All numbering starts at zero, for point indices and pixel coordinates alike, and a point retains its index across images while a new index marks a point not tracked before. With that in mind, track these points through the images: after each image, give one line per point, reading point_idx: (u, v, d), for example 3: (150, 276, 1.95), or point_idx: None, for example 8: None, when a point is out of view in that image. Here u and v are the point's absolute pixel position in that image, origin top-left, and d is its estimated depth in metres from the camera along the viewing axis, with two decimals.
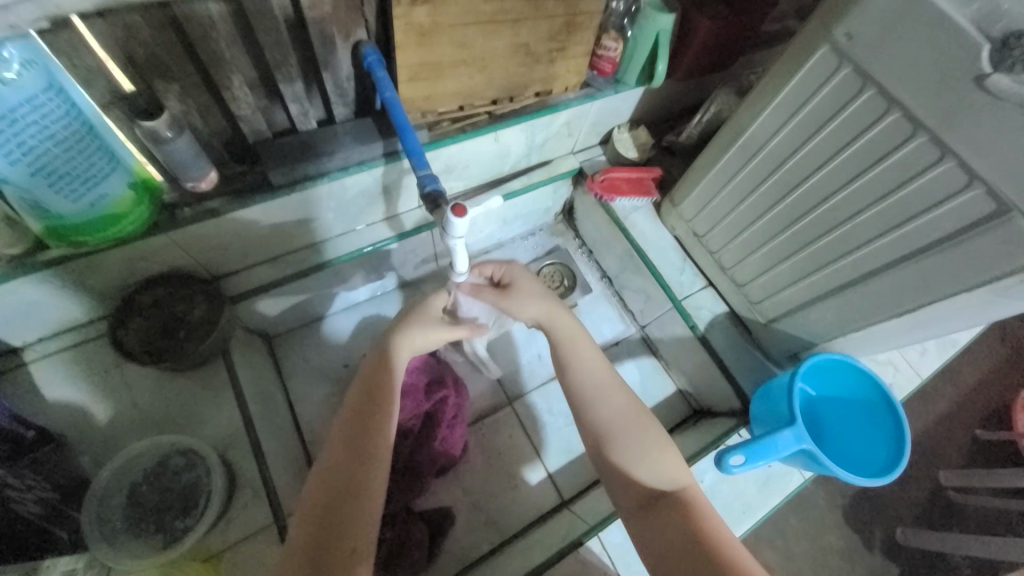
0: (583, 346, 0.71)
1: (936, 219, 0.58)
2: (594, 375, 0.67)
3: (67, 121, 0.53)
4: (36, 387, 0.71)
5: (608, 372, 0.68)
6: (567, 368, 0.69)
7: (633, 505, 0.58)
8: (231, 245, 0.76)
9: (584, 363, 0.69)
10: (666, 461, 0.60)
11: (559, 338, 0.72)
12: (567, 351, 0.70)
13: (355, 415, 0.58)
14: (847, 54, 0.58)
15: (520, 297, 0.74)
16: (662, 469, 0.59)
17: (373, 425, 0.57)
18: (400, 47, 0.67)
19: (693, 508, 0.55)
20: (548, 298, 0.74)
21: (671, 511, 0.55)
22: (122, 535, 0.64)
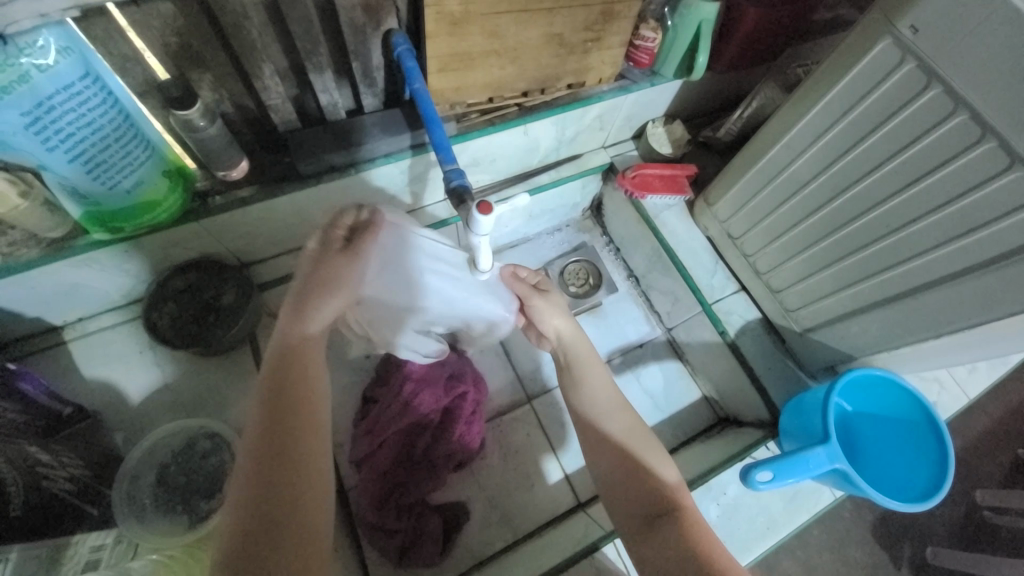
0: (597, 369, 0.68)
1: (999, 232, 0.53)
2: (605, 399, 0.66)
3: (104, 109, 0.54)
4: (75, 365, 0.75)
5: (619, 391, 0.67)
6: (575, 385, 0.68)
7: (632, 519, 0.58)
8: (260, 234, 0.77)
9: (594, 381, 0.68)
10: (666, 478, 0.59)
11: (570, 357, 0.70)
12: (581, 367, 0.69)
13: (273, 407, 0.49)
14: (911, 48, 0.53)
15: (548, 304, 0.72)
16: (662, 486, 0.58)
17: (295, 434, 0.48)
18: (431, 36, 0.65)
19: (691, 527, 0.54)
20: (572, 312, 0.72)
21: (668, 529, 0.54)
22: (150, 513, 0.66)
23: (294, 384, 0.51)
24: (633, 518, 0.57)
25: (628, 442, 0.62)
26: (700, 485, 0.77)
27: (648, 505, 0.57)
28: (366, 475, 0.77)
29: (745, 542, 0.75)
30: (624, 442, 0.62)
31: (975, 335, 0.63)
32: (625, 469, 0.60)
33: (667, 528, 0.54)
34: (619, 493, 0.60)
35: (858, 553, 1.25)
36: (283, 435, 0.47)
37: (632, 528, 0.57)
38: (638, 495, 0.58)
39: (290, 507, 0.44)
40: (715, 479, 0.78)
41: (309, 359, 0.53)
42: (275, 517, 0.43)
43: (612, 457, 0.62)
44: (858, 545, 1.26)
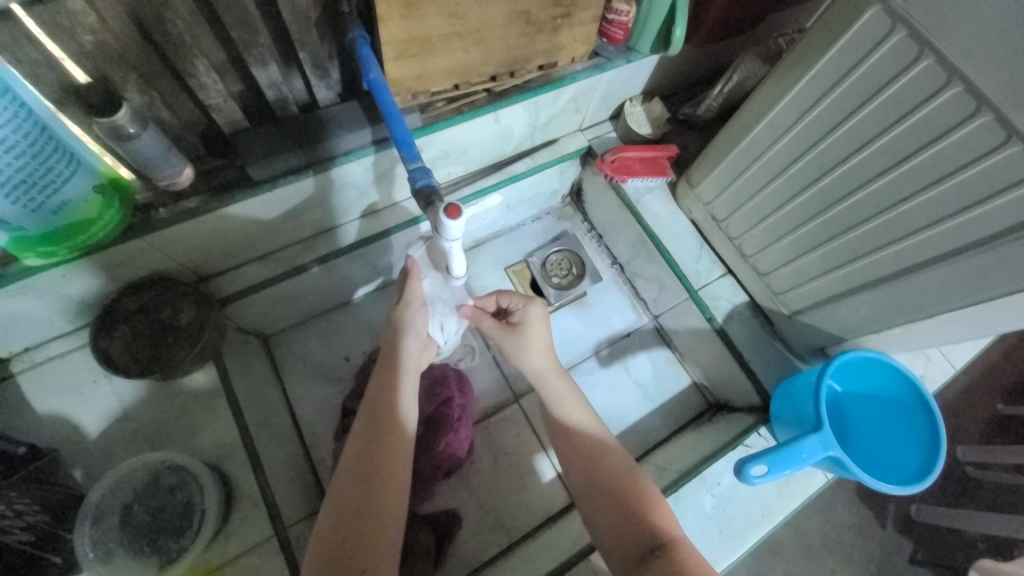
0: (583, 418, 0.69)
1: (994, 210, 0.51)
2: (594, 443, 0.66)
3: (17, 124, 0.47)
4: (26, 400, 0.69)
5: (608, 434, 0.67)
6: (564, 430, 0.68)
7: (625, 564, 0.55)
8: (214, 246, 0.70)
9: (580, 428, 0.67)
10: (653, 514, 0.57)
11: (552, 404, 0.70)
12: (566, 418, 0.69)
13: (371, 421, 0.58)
14: (901, 15, 0.49)
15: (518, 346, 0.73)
16: (652, 523, 0.56)
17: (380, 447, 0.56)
18: (383, 20, 0.59)
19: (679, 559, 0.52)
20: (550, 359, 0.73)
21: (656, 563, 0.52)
22: (119, 553, 0.62)
23: (383, 422, 0.58)
24: (626, 561, 0.55)
25: (619, 481, 0.61)
26: (694, 477, 0.76)
27: (641, 543, 0.55)
28: None
29: (741, 530, 0.74)
30: (611, 483, 0.61)
31: (969, 315, 0.61)
32: (612, 507, 0.59)
33: (656, 562, 0.52)
34: (612, 537, 0.58)
35: (846, 516, 1.27)
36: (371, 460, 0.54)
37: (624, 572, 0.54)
38: (629, 536, 0.56)
39: (371, 532, 0.50)
40: (709, 469, 0.76)
41: (396, 399, 0.61)
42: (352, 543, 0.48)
43: (602, 502, 0.60)
44: (847, 508, 1.28)
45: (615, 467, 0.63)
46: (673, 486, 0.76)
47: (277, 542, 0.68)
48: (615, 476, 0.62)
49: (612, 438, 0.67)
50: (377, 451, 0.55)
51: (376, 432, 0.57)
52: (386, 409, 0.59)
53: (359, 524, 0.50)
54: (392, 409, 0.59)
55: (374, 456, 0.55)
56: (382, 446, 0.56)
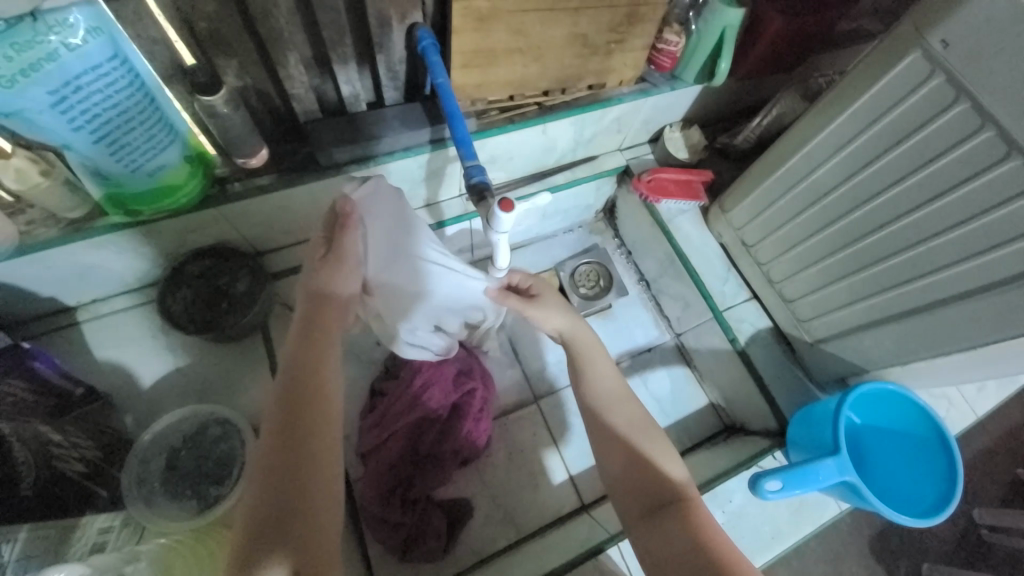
0: (603, 366, 0.69)
1: (1023, 250, 0.53)
2: (611, 394, 0.66)
3: (130, 92, 0.54)
4: (88, 346, 0.75)
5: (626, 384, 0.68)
6: (579, 381, 0.68)
7: (635, 514, 0.58)
8: (277, 222, 0.76)
9: (599, 376, 0.67)
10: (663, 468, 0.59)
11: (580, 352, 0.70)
12: (585, 370, 0.69)
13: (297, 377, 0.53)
14: (940, 61, 0.53)
15: (546, 307, 0.72)
16: (662, 480, 0.58)
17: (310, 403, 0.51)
18: (457, 32, 0.65)
19: (693, 520, 0.55)
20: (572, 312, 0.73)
21: (671, 520, 0.55)
22: (158, 497, 0.66)
23: (309, 372, 0.53)
24: (636, 510, 0.58)
25: (631, 433, 0.62)
26: (707, 492, 0.76)
27: (651, 495, 0.58)
28: (373, 468, 0.77)
29: (751, 550, 0.75)
30: (624, 435, 0.62)
31: (993, 354, 0.62)
32: (622, 459, 0.60)
33: (669, 520, 0.55)
34: (625, 485, 0.60)
35: (855, 565, 1.24)
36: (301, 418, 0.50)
37: (634, 521, 0.58)
38: (641, 488, 0.58)
39: (307, 483, 0.46)
40: (721, 486, 0.77)
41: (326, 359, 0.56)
42: (286, 497, 0.45)
43: (615, 453, 0.61)
44: (856, 557, 1.25)
45: (630, 420, 0.63)
46: None
47: None
48: (627, 428, 0.62)
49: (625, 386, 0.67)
50: (309, 399, 0.51)
51: (301, 382, 0.52)
52: (311, 359, 0.55)
53: (293, 479, 0.46)
54: (321, 360, 0.55)
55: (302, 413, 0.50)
56: (308, 406, 0.51)
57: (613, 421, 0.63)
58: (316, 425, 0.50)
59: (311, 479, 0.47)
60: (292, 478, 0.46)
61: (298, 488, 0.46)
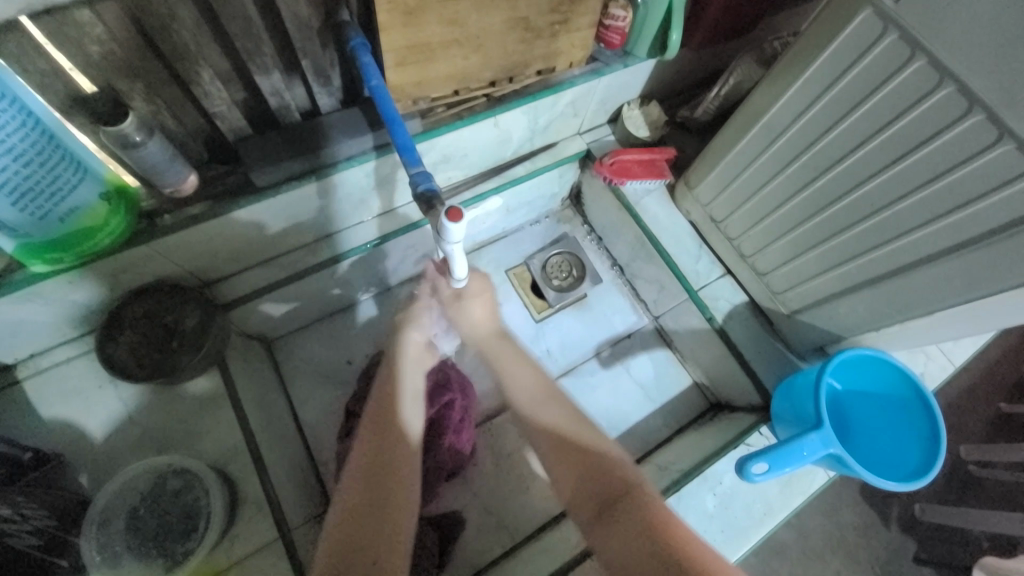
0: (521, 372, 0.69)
1: (989, 207, 0.52)
2: (533, 394, 0.66)
3: (24, 132, 0.48)
4: (32, 406, 0.69)
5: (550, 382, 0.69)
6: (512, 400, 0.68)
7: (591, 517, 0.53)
8: (218, 252, 0.71)
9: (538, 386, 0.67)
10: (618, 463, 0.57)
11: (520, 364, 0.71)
12: (510, 380, 0.69)
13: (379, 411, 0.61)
14: (893, 18, 0.50)
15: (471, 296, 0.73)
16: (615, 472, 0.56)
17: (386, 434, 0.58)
18: (385, 28, 0.60)
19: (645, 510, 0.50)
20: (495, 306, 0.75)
21: (626, 513, 0.51)
22: (126, 557, 0.62)
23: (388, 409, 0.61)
24: (592, 512, 0.54)
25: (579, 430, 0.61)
26: (696, 477, 0.76)
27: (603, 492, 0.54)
28: None
29: (745, 528, 0.74)
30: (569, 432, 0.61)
31: (966, 312, 0.61)
32: (570, 459, 0.58)
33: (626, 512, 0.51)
34: (580, 487, 0.56)
35: (850, 516, 1.27)
36: (384, 450, 0.56)
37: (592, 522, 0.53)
38: (593, 487, 0.55)
39: (384, 532, 0.49)
40: (710, 470, 0.77)
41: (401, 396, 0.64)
42: (361, 540, 0.47)
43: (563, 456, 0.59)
44: (850, 508, 1.28)
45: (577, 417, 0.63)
46: (675, 485, 0.76)
47: (282, 545, 0.68)
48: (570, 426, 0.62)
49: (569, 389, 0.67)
50: (388, 449, 0.56)
51: (381, 420, 0.60)
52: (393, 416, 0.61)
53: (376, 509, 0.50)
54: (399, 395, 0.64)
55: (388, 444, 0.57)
56: (390, 436, 0.58)
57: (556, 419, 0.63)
58: (398, 470, 0.55)
59: (386, 507, 0.51)
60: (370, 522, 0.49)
61: (378, 532, 0.48)
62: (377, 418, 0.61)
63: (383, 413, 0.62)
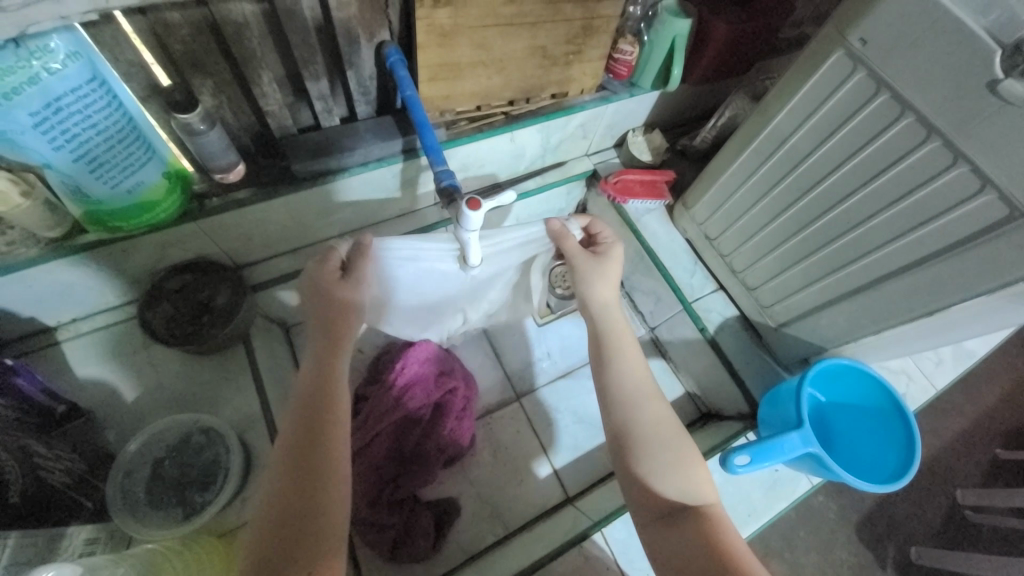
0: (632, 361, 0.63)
1: (950, 224, 0.58)
2: (638, 389, 0.61)
3: (108, 112, 0.56)
4: (68, 364, 0.75)
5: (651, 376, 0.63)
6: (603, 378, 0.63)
7: (647, 521, 0.55)
8: (255, 236, 0.79)
9: (623, 375, 0.62)
10: (682, 472, 0.56)
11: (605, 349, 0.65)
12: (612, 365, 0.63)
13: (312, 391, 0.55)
14: (861, 58, 0.58)
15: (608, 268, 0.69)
16: (677, 480, 0.55)
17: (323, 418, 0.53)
18: (422, 47, 0.69)
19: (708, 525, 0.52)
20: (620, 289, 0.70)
21: (687, 525, 0.52)
22: (143, 507, 0.67)
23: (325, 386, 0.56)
24: (648, 513, 0.55)
25: (657, 433, 0.58)
26: None
27: (666, 501, 0.54)
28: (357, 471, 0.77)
29: None
30: (643, 442, 0.57)
31: (934, 321, 0.67)
32: (638, 448, 0.57)
33: (686, 523, 0.52)
34: (648, 484, 0.55)
35: (843, 554, 1.22)
36: (318, 437, 0.51)
37: (646, 523, 0.55)
38: (654, 492, 0.55)
39: (320, 540, 0.46)
40: None
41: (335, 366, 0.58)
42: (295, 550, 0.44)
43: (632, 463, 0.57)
44: (843, 545, 1.22)
45: (655, 421, 0.59)
46: None
47: None
48: (647, 430, 0.58)
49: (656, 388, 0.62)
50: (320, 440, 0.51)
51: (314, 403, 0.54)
52: (324, 401, 0.54)
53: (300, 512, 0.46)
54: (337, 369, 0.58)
55: (321, 428, 0.52)
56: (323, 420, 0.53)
57: (637, 424, 0.59)
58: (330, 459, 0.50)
59: (316, 504, 0.47)
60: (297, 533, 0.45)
61: (306, 547, 0.45)
62: (307, 404, 0.54)
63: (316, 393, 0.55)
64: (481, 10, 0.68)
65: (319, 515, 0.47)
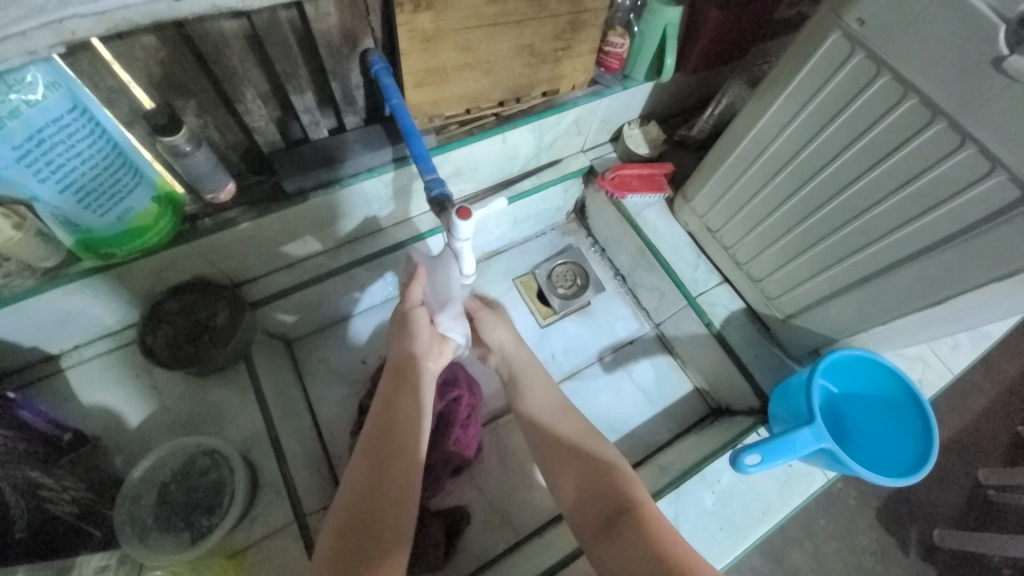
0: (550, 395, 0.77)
1: (959, 208, 0.56)
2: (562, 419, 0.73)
3: (92, 140, 0.56)
4: (73, 392, 0.76)
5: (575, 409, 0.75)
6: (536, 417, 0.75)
7: (592, 531, 0.60)
8: (251, 253, 0.78)
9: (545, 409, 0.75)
10: (623, 482, 0.62)
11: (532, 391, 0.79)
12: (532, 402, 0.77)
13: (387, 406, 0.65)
14: (858, 40, 0.56)
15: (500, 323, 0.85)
16: (611, 489, 0.62)
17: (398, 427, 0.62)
18: (405, 54, 0.68)
19: (646, 527, 0.56)
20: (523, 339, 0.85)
21: (626, 528, 0.56)
22: (153, 532, 0.68)
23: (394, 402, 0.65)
24: (592, 525, 0.60)
25: (587, 452, 0.68)
26: (694, 475, 0.78)
27: (608, 508, 0.60)
28: None
29: (743, 527, 0.76)
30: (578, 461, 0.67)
31: (948, 308, 0.64)
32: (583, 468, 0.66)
33: (624, 527, 0.57)
34: (584, 500, 0.63)
35: (864, 541, 1.20)
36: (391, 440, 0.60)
37: (594, 534, 0.59)
38: (596, 504, 0.61)
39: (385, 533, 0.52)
40: (709, 468, 0.79)
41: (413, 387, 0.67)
42: (367, 535, 0.51)
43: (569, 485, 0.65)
44: (864, 532, 1.20)
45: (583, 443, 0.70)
46: (676, 482, 0.79)
47: (296, 528, 0.72)
48: (574, 453, 0.68)
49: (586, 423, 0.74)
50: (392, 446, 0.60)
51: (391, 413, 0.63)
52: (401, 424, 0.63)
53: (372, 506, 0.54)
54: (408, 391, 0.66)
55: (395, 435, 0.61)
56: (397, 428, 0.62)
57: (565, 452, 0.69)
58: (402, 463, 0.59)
59: (389, 499, 0.55)
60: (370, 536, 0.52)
61: (374, 536, 0.52)
62: (383, 415, 0.63)
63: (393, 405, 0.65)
64: (463, 11, 0.66)
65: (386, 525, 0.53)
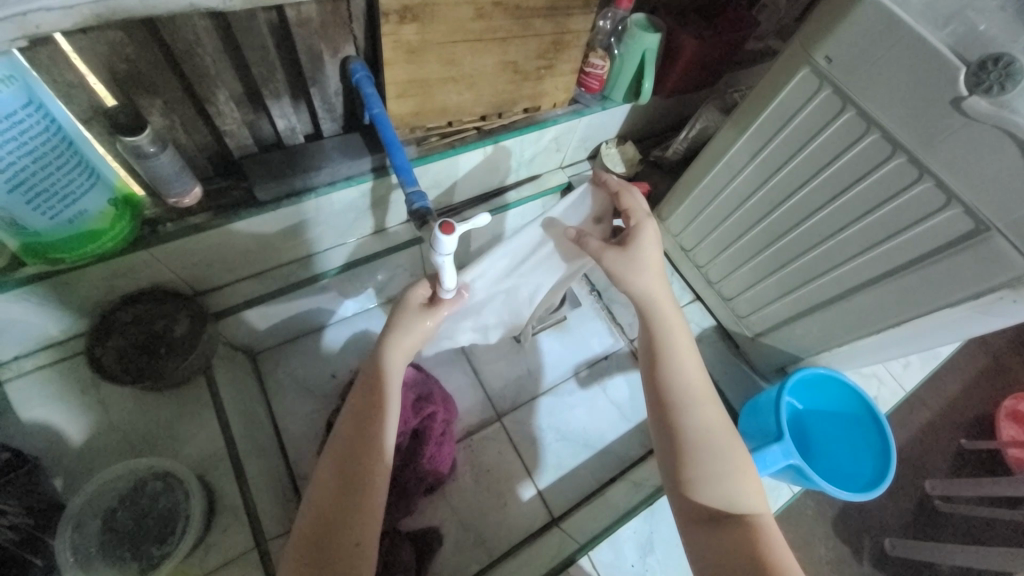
0: (687, 356, 0.61)
1: (917, 237, 0.59)
2: (689, 389, 0.58)
3: (46, 136, 0.51)
4: (12, 407, 0.69)
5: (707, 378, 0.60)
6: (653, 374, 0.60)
7: (689, 521, 0.52)
8: (215, 260, 0.74)
9: (679, 371, 0.59)
10: (740, 482, 0.54)
11: (656, 336, 0.61)
12: (666, 360, 0.60)
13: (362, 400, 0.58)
14: (826, 76, 0.59)
15: (636, 260, 0.62)
16: (729, 488, 0.53)
17: (369, 424, 0.55)
18: (388, 64, 0.67)
19: (760, 537, 0.49)
20: (660, 273, 0.63)
21: (732, 530, 0.50)
22: (96, 560, 0.63)
23: (372, 387, 0.59)
24: (692, 516, 0.53)
25: (716, 438, 0.55)
26: None
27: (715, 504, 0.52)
28: None
29: None
30: (696, 444, 0.55)
31: (902, 332, 0.68)
32: (697, 453, 0.54)
33: (731, 530, 0.50)
34: (694, 490, 0.53)
35: (823, 552, 1.23)
36: (360, 441, 0.54)
37: (689, 525, 0.52)
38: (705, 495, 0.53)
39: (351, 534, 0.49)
40: None
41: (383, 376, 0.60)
42: (331, 548, 0.48)
43: (678, 469, 0.55)
44: (823, 543, 1.24)
45: (714, 424, 0.56)
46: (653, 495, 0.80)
47: (255, 556, 0.69)
48: (701, 436, 0.55)
49: (711, 388, 0.59)
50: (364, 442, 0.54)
51: (366, 407, 0.57)
52: (371, 429, 0.55)
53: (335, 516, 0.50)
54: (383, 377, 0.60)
55: (366, 431, 0.55)
56: (371, 423, 0.55)
57: (684, 425, 0.56)
58: (369, 464, 0.53)
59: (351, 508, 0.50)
60: (330, 542, 0.48)
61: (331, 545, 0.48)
62: (356, 411, 0.57)
63: (366, 400, 0.58)
64: (449, 25, 0.66)
65: (347, 541, 0.48)
